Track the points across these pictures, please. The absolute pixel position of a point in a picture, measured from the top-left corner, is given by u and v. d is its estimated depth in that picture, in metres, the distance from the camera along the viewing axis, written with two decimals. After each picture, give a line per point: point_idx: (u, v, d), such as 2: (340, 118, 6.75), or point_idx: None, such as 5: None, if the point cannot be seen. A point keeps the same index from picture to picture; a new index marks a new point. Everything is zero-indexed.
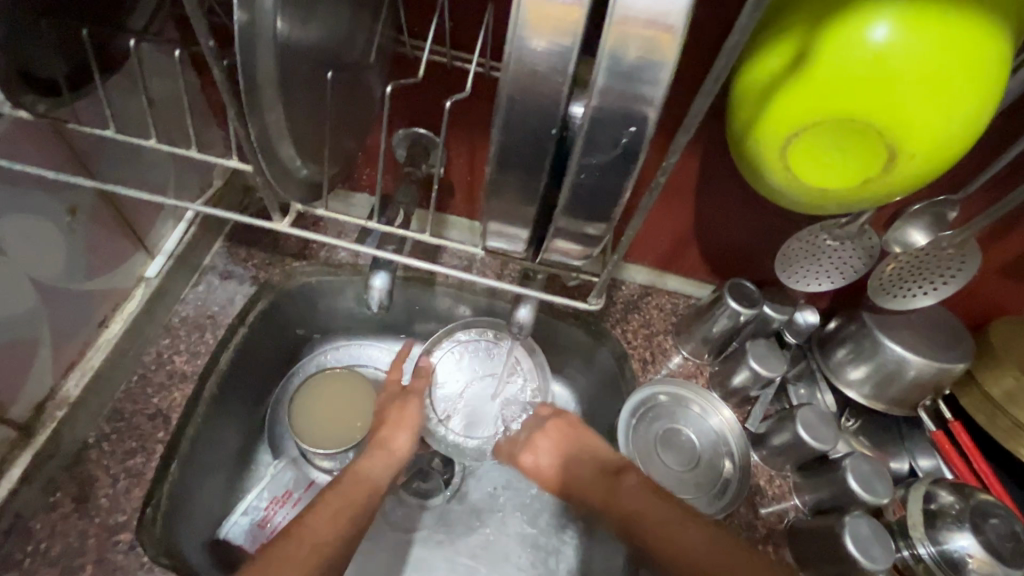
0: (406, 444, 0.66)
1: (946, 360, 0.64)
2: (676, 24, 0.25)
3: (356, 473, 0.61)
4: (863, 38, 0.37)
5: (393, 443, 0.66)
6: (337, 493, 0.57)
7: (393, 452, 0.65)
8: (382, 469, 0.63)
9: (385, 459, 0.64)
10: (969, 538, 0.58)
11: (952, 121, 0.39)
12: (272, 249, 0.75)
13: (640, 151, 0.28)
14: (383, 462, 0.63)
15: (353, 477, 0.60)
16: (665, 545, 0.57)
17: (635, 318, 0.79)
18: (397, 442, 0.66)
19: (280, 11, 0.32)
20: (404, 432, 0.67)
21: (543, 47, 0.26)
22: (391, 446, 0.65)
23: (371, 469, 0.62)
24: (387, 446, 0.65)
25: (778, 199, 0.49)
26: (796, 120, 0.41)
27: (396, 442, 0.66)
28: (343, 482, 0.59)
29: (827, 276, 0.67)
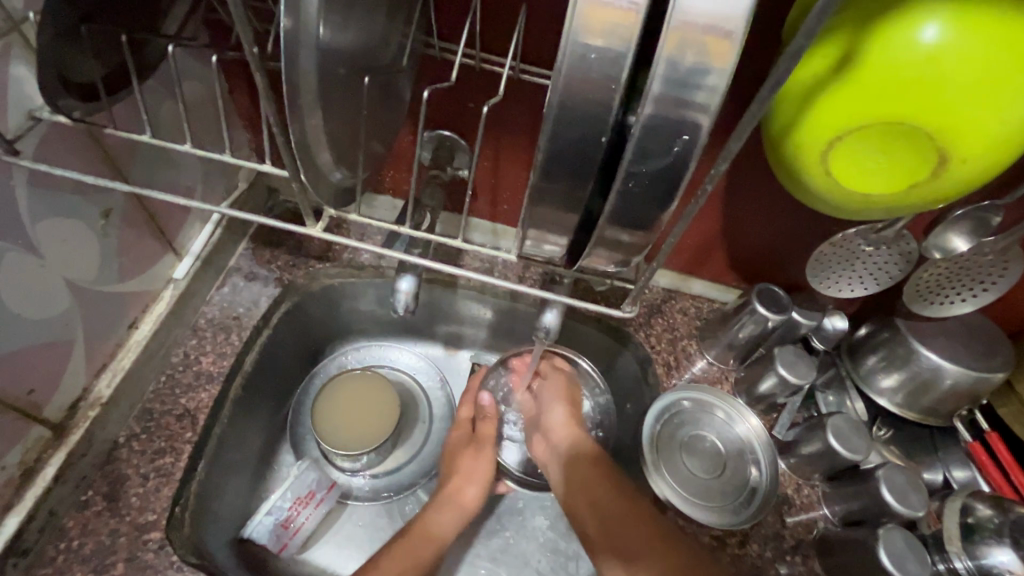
0: (475, 497, 0.69)
1: (985, 369, 0.62)
2: (737, 29, 0.24)
3: (423, 528, 0.65)
4: (912, 39, 0.36)
5: (464, 497, 0.69)
6: (405, 548, 0.62)
7: (460, 506, 0.68)
8: (448, 523, 0.66)
9: (456, 515, 0.67)
10: (1010, 554, 0.56)
11: (1008, 122, 0.38)
12: (296, 251, 0.75)
13: (691, 159, 0.28)
14: (454, 516, 0.67)
15: (421, 533, 0.64)
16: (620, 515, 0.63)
17: (658, 322, 0.77)
18: (466, 496, 0.69)
19: (323, 17, 0.32)
20: (473, 486, 0.69)
21: (597, 50, 0.26)
22: (460, 501, 0.68)
23: (441, 524, 0.66)
24: (457, 500, 0.68)
25: (816, 205, 0.48)
26: (840, 124, 0.40)
27: (465, 498, 0.69)
28: (412, 539, 0.63)
29: (861, 282, 0.66)
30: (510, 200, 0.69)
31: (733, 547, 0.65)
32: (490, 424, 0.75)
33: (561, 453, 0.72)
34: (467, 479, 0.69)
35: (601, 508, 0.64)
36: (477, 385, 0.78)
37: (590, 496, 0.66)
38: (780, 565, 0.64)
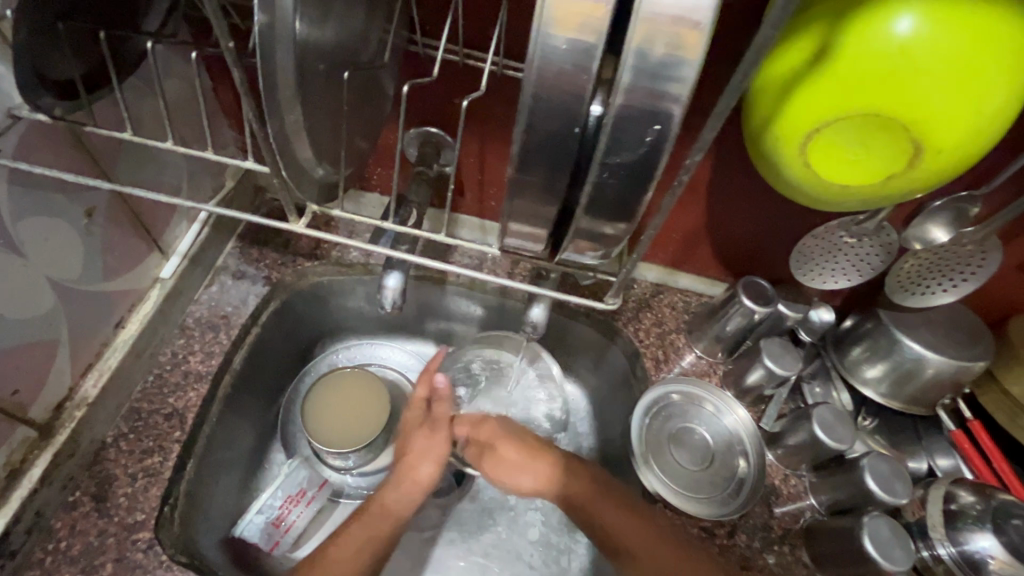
0: (430, 474, 0.65)
1: (968, 358, 0.63)
2: (704, 19, 0.24)
3: (382, 503, 0.62)
4: (887, 31, 0.37)
5: (418, 474, 0.64)
6: (361, 526, 0.59)
7: (417, 482, 0.64)
8: (406, 500, 0.63)
9: (414, 493, 0.64)
10: (991, 539, 0.57)
11: (979, 114, 0.38)
12: (284, 249, 0.75)
13: (665, 150, 0.28)
14: (410, 493, 0.63)
15: (379, 508, 0.61)
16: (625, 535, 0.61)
17: (647, 316, 0.79)
18: (421, 471, 0.65)
19: (300, 11, 0.32)
20: (427, 463, 0.65)
21: (567, 44, 0.26)
22: (417, 479, 0.64)
23: (399, 500, 0.63)
24: (414, 477, 0.64)
25: (797, 197, 0.48)
26: (818, 115, 0.40)
27: (421, 475, 0.65)
28: (371, 513, 0.61)
29: (844, 273, 0.66)
30: (497, 195, 0.69)
31: (722, 538, 0.65)
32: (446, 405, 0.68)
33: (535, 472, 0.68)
34: (421, 458, 0.65)
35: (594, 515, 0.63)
36: (436, 363, 0.69)
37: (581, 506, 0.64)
38: (768, 555, 0.65)
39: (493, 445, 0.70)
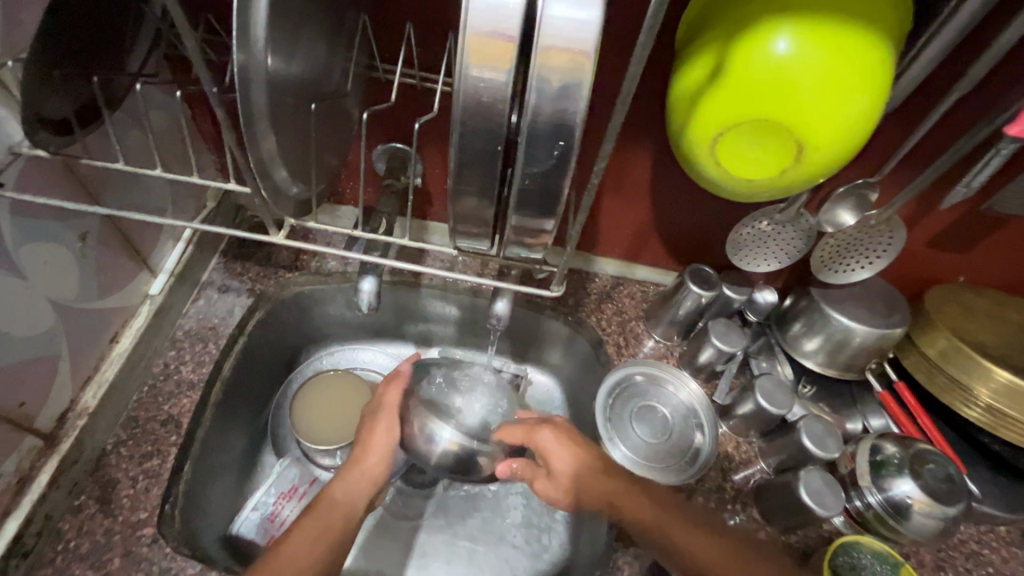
0: (378, 462, 0.68)
1: (885, 326, 0.71)
2: (589, 51, 0.30)
3: (331, 498, 0.64)
4: (768, 50, 0.44)
5: (365, 464, 0.68)
6: (314, 518, 0.61)
7: (364, 472, 0.67)
8: (356, 492, 0.66)
9: (361, 485, 0.67)
10: (910, 483, 0.65)
11: (847, 117, 0.46)
12: (266, 262, 0.81)
13: (572, 159, 0.34)
14: (359, 485, 0.66)
15: (329, 503, 0.63)
16: (687, 545, 0.60)
17: (608, 307, 0.86)
18: (368, 462, 0.68)
19: (271, 52, 0.38)
20: (372, 453, 0.68)
21: (476, 74, 0.32)
22: (364, 469, 0.67)
23: (346, 491, 0.65)
24: (359, 469, 0.67)
25: (718, 191, 0.55)
26: (719, 120, 0.47)
27: (368, 465, 0.68)
28: (320, 506, 0.63)
29: (774, 258, 0.72)
30: None
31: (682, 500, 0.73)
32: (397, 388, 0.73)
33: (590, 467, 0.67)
34: (366, 447, 0.69)
35: (685, 555, 0.60)
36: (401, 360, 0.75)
37: (667, 541, 0.61)
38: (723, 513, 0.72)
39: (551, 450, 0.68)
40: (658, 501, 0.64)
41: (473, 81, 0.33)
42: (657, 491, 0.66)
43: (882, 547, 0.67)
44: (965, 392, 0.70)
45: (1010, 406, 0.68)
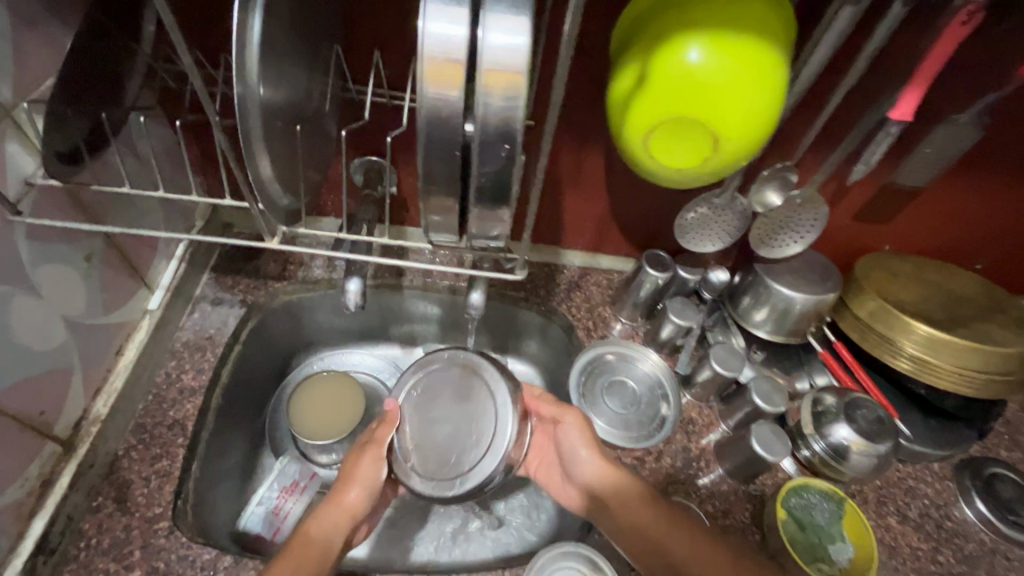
0: (359, 500, 0.66)
1: (820, 291, 0.80)
2: (523, 69, 0.37)
3: (305, 537, 0.62)
4: (680, 58, 0.52)
5: (346, 501, 0.66)
6: (288, 560, 0.59)
7: (342, 508, 0.65)
8: (332, 530, 0.64)
9: (338, 521, 0.64)
10: (847, 428, 0.74)
11: (751, 110, 0.54)
12: (255, 275, 0.87)
13: (518, 158, 0.41)
14: (337, 522, 0.64)
15: (303, 543, 0.62)
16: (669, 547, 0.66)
17: (577, 295, 0.94)
18: (348, 496, 0.66)
19: (261, 82, 0.45)
20: (354, 489, 0.66)
21: (433, 93, 0.38)
22: (343, 504, 0.65)
23: (322, 529, 0.63)
24: (339, 503, 0.65)
25: (656, 180, 0.63)
26: (648, 118, 0.55)
27: (349, 502, 0.66)
28: (294, 546, 0.61)
29: (717, 238, 0.80)
30: None
31: (652, 462, 0.80)
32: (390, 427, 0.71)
33: (586, 463, 0.73)
34: (346, 483, 0.67)
35: (668, 553, 0.65)
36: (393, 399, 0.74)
37: (649, 539, 0.66)
38: (688, 470, 0.80)
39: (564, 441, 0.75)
40: (635, 500, 0.69)
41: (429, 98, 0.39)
42: (631, 489, 0.70)
43: (829, 487, 0.77)
44: (893, 346, 0.79)
45: (931, 354, 0.77)
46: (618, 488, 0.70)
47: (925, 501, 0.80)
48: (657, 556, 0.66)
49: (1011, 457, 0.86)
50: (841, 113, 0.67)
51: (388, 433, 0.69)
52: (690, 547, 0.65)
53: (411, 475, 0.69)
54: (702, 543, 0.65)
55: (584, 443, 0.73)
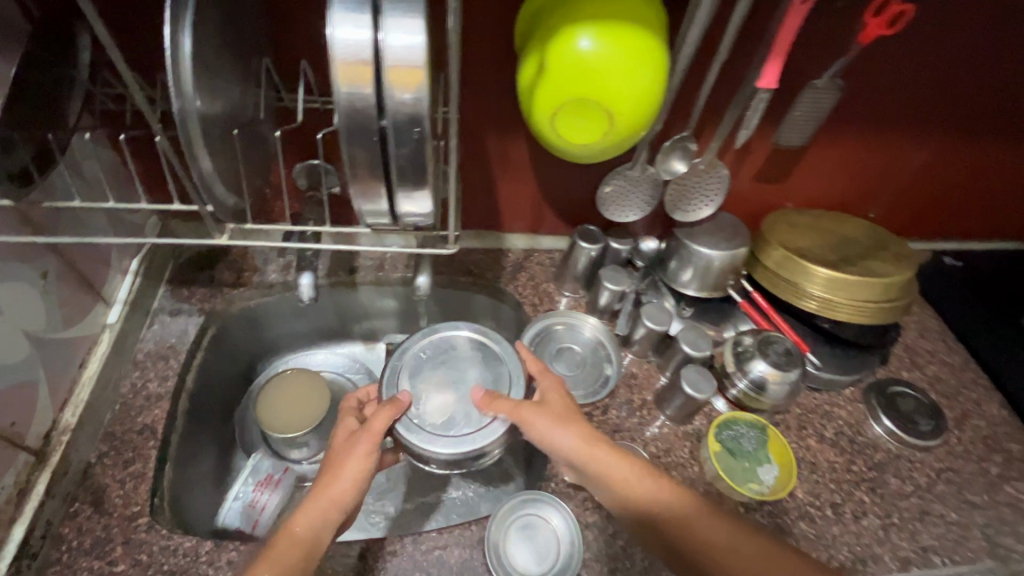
0: (348, 492, 0.64)
1: (732, 247, 0.90)
2: (421, 65, 0.44)
3: (289, 533, 0.61)
4: (565, 47, 0.60)
5: (333, 493, 0.64)
6: (270, 561, 0.59)
7: (331, 501, 0.64)
8: (320, 524, 0.62)
9: (326, 515, 0.63)
10: (763, 362, 0.84)
11: (635, 86, 0.62)
12: (210, 284, 0.91)
13: (428, 139, 0.47)
14: (324, 515, 0.62)
15: (287, 540, 0.60)
16: (682, 521, 0.66)
17: (522, 275, 1.02)
18: (336, 488, 0.64)
19: (196, 94, 0.51)
20: (341, 481, 0.65)
21: (347, 90, 0.44)
22: (331, 497, 0.64)
23: (308, 525, 0.62)
24: (326, 497, 0.63)
25: (566, 157, 0.71)
26: (549, 101, 0.63)
27: (336, 494, 0.64)
28: (279, 546, 0.60)
29: (635, 208, 0.89)
30: None
31: (600, 415, 0.88)
32: (388, 415, 0.71)
33: (567, 450, 0.70)
34: (335, 475, 0.65)
35: (681, 529, 0.65)
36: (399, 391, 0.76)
37: (658, 519, 0.66)
38: (632, 418, 0.88)
39: (539, 431, 0.71)
40: (637, 480, 0.68)
41: (343, 94, 0.45)
42: (630, 469, 0.68)
43: (754, 418, 0.87)
44: (798, 289, 0.90)
45: (830, 291, 0.88)
46: (619, 473, 0.68)
47: (840, 422, 0.91)
48: (671, 534, 0.66)
49: (912, 377, 0.98)
50: (721, 87, 0.78)
51: (383, 424, 0.69)
52: (705, 525, 0.65)
53: (415, 430, 0.73)
54: (718, 522, 0.66)
55: (554, 429, 0.70)
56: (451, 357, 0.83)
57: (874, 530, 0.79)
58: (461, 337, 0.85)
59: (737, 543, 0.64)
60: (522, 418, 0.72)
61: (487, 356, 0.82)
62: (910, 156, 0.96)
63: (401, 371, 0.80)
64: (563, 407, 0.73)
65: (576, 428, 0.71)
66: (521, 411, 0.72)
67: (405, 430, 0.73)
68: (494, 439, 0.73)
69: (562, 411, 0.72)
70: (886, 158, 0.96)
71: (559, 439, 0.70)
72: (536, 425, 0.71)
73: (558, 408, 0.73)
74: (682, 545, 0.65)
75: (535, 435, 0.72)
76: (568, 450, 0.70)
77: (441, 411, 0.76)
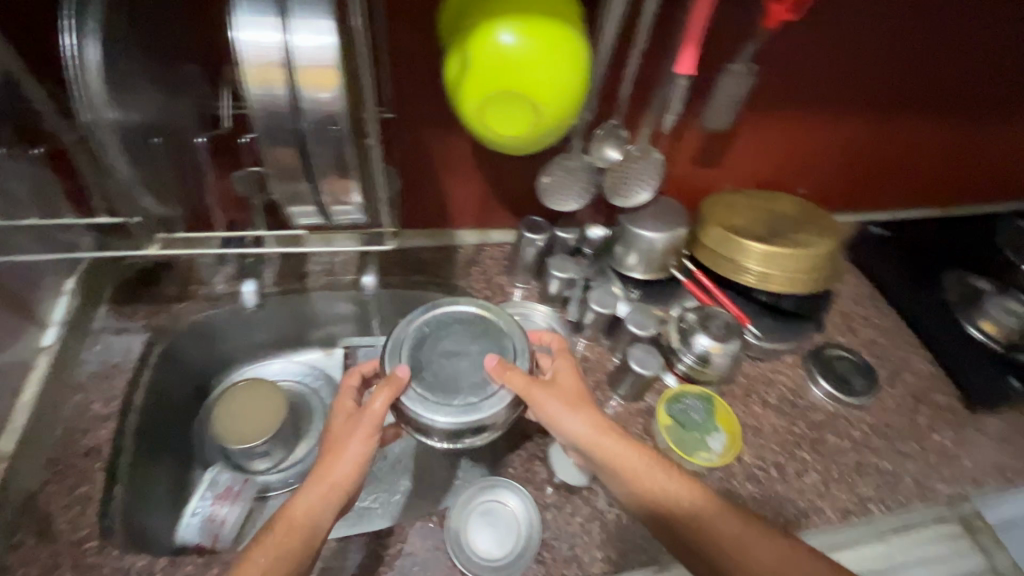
0: (348, 476, 0.66)
1: (671, 229, 0.94)
2: (332, 64, 0.45)
3: (289, 518, 0.63)
4: (484, 40, 0.62)
5: (333, 478, 0.66)
6: (270, 545, 0.61)
7: (332, 485, 0.66)
8: (321, 508, 0.64)
9: (325, 500, 0.65)
10: (705, 337, 0.88)
11: (556, 76, 0.64)
12: (154, 300, 0.89)
13: (348, 137, 0.48)
14: (325, 499, 0.65)
15: (287, 525, 0.63)
16: (689, 510, 0.68)
17: (475, 269, 1.03)
18: (336, 473, 0.66)
19: (111, 104, 0.50)
20: (340, 466, 0.66)
21: (258, 91, 0.45)
22: (332, 481, 0.66)
23: (307, 510, 0.64)
24: (327, 482, 0.66)
25: (499, 148, 0.73)
26: (474, 94, 0.65)
27: (336, 478, 0.66)
28: (278, 529, 0.63)
29: (576, 196, 0.91)
30: None
31: None
32: (388, 396, 0.68)
33: (576, 434, 0.72)
34: (336, 459, 0.67)
35: (687, 516, 0.68)
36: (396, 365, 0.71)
37: (664, 507, 0.69)
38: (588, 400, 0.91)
39: (551, 416, 0.72)
40: (645, 469, 0.70)
41: (254, 95, 0.45)
42: (639, 459, 0.71)
43: (703, 391, 0.91)
44: (737, 265, 0.94)
45: (765, 266, 0.92)
46: (629, 462, 0.70)
47: (783, 388, 0.96)
48: (677, 522, 0.68)
49: (847, 341, 1.03)
50: (644, 75, 0.81)
51: (381, 409, 0.67)
52: (712, 515, 0.67)
53: (419, 402, 0.68)
54: (725, 513, 0.68)
55: (566, 414, 0.72)
56: (455, 328, 0.76)
57: (816, 486, 0.84)
58: (464, 310, 0.79)
59: (743, 533, 0.66)
60: (535, 400, 0.71)
61: (489, 327, 0.77)
62: (834, 133, 1.02)
63: (403, 343, 0.74)
64: (573, 392, 0.75)
65: (586, 415, 0.73)
66: (538, 392, 0.71)
67: (409, 402, 0.68)
68: (503, 408, 0.68)
69: (575, 398, 0.74)
70: (812, 136, 1.01)
71: (569, 424, 0.72)
72: (549, 409, 0.72)
73: (569, 394, 0.74)
74: (686, 532, 0.67)
75: (548, 419, 0.72)
76: (578, 434, 0.72)
77: (444, 383, 0.70)
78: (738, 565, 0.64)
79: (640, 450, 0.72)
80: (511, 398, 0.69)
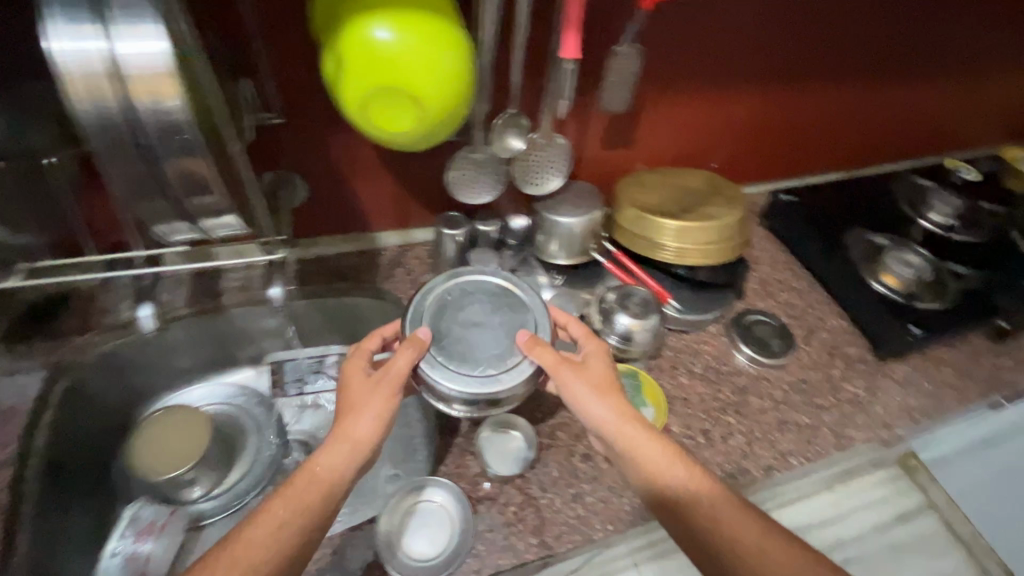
0: (369, 433, 0.66)
1: (587, 213, 0.95)
2: (166, 71, 0.43)
3: (311, 470, 0.63)
4: (352, 37, 0.61)
5: (354, 433, 0.65)
6: (289, 498, 0.61)
7: (353, 442, 0.65)
8: (343, 464, 0.64)
9: (348, 453, 0.65)
10: (625, 316, 0.90)
11: (431, 68, 0.63)
12: (51, 335, 0.85)
13: (199, 144, 0.46)
14: (346, 455, 0.64)
15: (308, 477, 0.63)
16: (707, 511, 0.65)
17: (399, 270, 1.02)
18: (358, 430, 0.65)
19: None
20: (363, 421, 0.66)
21: (89, 104, 0.43)
22: (353, 437, 0.65)
23: (330, 464, 0.64)
24: (348, 438, 0.65)
25: (390, 146, 0.72)
26: (352, 91, 0.64)
27: (358, 434, 0.65)
28: (296, 485, 0.62)
29: (486, 187, 0.91)
30: None
31: None
32: (411, 355, 0.68)
33: (600, 419, 0.70)
34: (358, 413, 0.66)
35: (702, 517, 0.65)
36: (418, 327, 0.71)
37: (681, 506, 0.66)
38: None
39: (577, 398, 0.71)
40: (667, 466, 0.68)
41: (87, 109, 0.43)
42: (662, 454, 0.69)
43: (628, 368, 0.93)
44: (654, 243, 0.96)
45: (680, 242, 0.95)
46: (654, 455, 0.68)
47: (707, 357, 0.99)
48: (691, 522, 0.65)
49: (766, 305, 1.08)
50: (536, 62, 0.82)
51: (404, 366, 0.67)
52: (732, 517, 0.64)
53: (438, 367, 0.67)
54: (745, 518, 0.65)
55: (591, 398, 0.70)
56: (477, 297, 0.76)
57: (740, 447, 0.88)
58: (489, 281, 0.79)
59: (761, 543, 0.63)
60: (561, 378, 0.70)
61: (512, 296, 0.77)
62: (738, 106, 1.06)
63: (423, 310, 0.74)
64: (603, 376, 0.73)
65: (613, 402, 0.71)
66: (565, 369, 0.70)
67: (428, 368, 0.67)
68: (521, 381, 0.68)
69: (606, 384, 0.72)
70: (717, 110, 1.05)
71: (593, 409, 0.70)
72: (573, 390, 0.71)
73: (600, 379, 0.72)
74: (697, 532, 0.65)
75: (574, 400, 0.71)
76: (598, 420, 0.70)
77: (463, 349, 0.70)
78: (750, 571, 0.61)
79: (667, 447, 0.69)
80: (531, 371, 0.69)
